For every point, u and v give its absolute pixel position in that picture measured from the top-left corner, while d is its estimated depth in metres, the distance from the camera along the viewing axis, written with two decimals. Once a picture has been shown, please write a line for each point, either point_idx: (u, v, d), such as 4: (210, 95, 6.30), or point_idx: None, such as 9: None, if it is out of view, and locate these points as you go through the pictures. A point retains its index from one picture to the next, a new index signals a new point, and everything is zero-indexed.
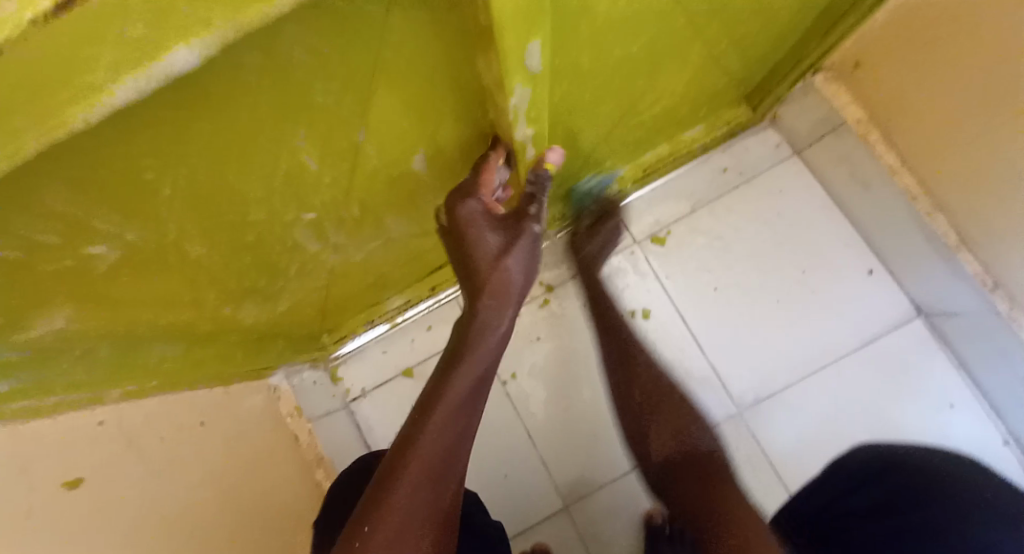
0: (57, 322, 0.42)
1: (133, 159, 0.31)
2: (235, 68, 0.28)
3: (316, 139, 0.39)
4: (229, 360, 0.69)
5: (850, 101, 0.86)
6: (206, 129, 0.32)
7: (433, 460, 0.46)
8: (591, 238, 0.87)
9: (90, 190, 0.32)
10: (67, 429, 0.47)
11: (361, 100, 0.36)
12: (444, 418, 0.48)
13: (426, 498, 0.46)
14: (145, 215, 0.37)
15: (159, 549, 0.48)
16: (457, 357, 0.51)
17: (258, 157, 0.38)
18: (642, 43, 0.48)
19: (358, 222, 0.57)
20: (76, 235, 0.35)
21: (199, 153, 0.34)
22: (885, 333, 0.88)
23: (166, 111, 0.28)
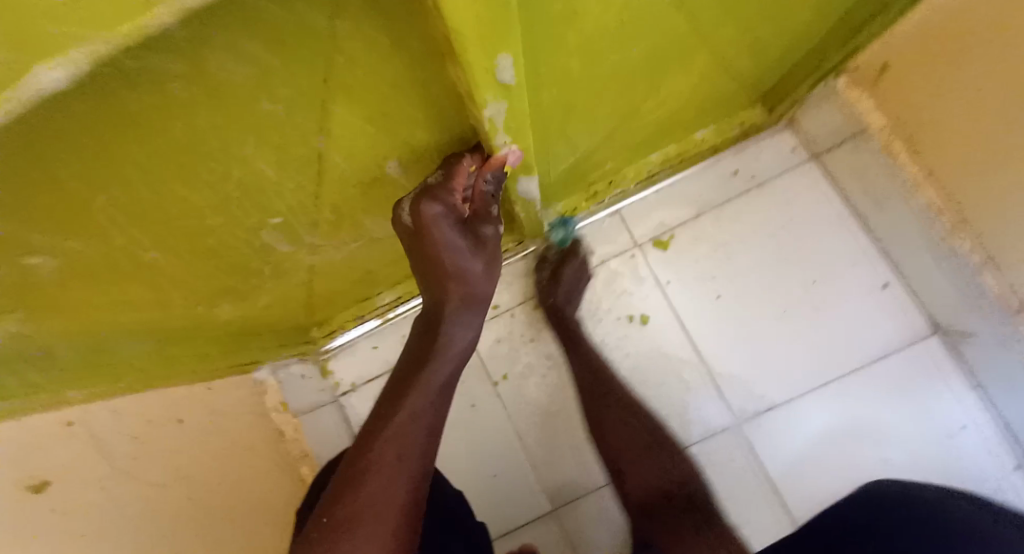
0: (7, 327, 0.40)
1: (52, 175, 0.28)
2: (158, 82, 0.25)
3: (268, 149, 0.36)
4: (208, 357, 0.74)
5: (874, 107, 0.78)
6: (134, 140, 0.29)
7: (401, 446, 0.49)
8: (558, 281, 0.92)
9: (13, 207, 0.29)
10: (35, 431, 0.49)
11: (317, 112, 0.34)
12: (410, 405, 0.52)
13: (393, 488, 0.47)
14: (84, 225, 0.35)
15: (137, 538, 0.54)
16: (423, 356, 0.56)
17: (204, 167, 0.35)
18: (641, 46, 0.48)
19: (330, 223, 0.56)
20: (10, 247, 0.32)
21: (134, 165, 0.31)
22: (896, 350, 0.90)
23: (86, 127, 0.26)
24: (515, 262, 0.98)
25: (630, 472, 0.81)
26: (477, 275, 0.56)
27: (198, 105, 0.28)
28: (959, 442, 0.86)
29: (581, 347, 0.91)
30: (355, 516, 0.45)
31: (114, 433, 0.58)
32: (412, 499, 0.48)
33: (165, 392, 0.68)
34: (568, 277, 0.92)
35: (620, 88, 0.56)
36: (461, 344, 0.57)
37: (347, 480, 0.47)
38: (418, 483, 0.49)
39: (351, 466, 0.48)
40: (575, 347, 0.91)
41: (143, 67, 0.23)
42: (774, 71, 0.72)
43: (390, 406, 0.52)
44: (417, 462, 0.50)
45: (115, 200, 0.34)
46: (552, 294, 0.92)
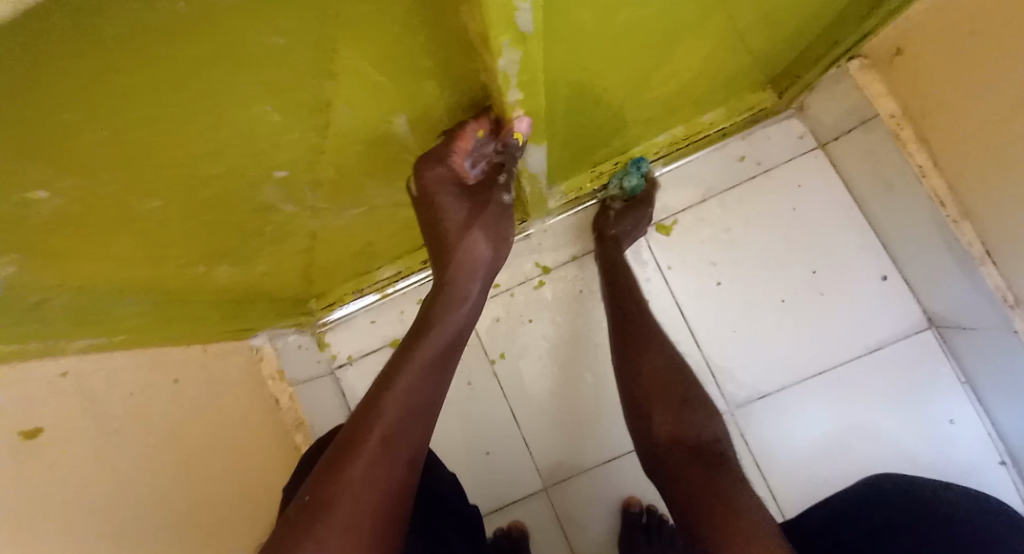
0: (8, 269, 0.40)
1: (54, 98, 0.28)
2: None
3: (274, 87, 0.36)
4: (208, 319, 0.74)
5: (886, 94, 0.77)
6: (138, 67, 0.28)
7: (396, 419, 0.50)
8: (617, 219, 0.91)
9: (14, 134, 0.29)
10: (24, 378, 0.50)
11: (324, 47, 0.33)
12: (407, 381, 0.52)
13: (384, 461, 0.47)
14: (83, 160, 0.34)
15: (122, 495, 0.54)
16: (421, 331, 0.56)
17: (207, 103, 0.34)
18: (653, 11, 0.48)
19: (334, 184, 0.56)
20: (9, 177, 0.32)
21: (137, 97, 0.31)
22: (892, 341, 0.90)
23: (90, 46, 0.25)
24: (549, 227, 0.98)
25: (657, 409, 0.72)
26: (476, 242, 0.58)
27: (194, 29, 0.27)
28: (951, 436, 0.86)
29: (622, 285, 0.87)
30: (337, 499, 0.44)
31: (104, 388, 0.58)
32: (402, 473, 0.48)
33: (162, 351, 0.68)
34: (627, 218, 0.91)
35: (631, 56, 0.56)
36: (455, 322, 0.57)
37: (331, 461, 0.47)
38: (399, 471, 0.48)
39: (338, 448, 0.48)
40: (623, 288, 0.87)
41: None
42: (782, 49, 0.73)
43: (387, 379, 0.52)
44: (402, 448, 0.49)
45: (94, 138, 0.33)
46: (610, 228, 0.91)
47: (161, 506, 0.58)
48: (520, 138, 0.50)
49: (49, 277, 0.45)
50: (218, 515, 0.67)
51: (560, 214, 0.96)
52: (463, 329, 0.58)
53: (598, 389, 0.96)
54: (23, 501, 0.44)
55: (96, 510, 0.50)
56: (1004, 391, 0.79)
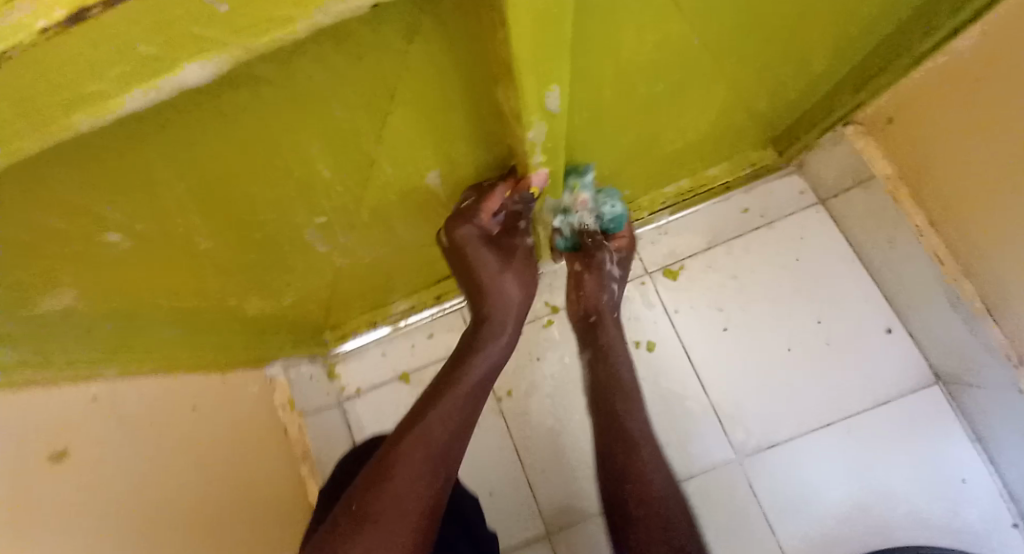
0: (65, 299, 0.42)
1: (147, 159, 0.32)
2: (253, 81, 0.28)
3: (330, 151, 0.39)
4: (229, 348, 0.76)
5: (882, 158, 0.81)
6: (222, 135, 0.33)
7: (436, 440, 0.52)
8: (584, 281, 0.78)
9: (107, 186, 0.33)
10: (61, 403, 0.51)
11: (378, 119, 0.37)
12: (447, 406, 0.55)
13: (421, 478, 0.49)
14: (154, 208, 0.38)
15: (140, 522, 0.55)
16: (462, 360, 0.60)
17: (271, 165, 0.39)
18: (666, 81, 0.53)
19: (364, 226, 0.59)
20: (88, 220, 0.35)
21: (215, 160, 0.35)
22: (899, 396, 0.91)
23: (189, 120, 0.30)
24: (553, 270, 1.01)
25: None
26: (507, 284, 0.62)
27: (275, 109, 0.32)
28: (962, 495, 0.86)
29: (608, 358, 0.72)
30: (375, 508, 0.46)
31: (135, 413, 0.60)
32: (436, 492, 0.50)
33: (186, 379, 0.71)
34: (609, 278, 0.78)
35: (644, 118, 0.60)
36: (489, 356, 0.60)
37: (371, 474, 0.49)
38: (434, 488, 0.50)
39: (377, 463, 0.50)
40: (616, 402, 0.67)
41: (249, 70, 0.27)
42: (782, 113, 0.78)
43: (429, 403, 0.55)
44: (437, 468, 0.51)
45: (162, 189, 0.36)
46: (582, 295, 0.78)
47: (178, 533, 0.59)
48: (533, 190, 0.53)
49: (98, 308, 0.47)
50: (229, 546, 0.67)
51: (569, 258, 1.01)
52: (498, 365, 0.61)
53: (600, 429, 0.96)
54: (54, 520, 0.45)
55: (118, 533, 0.52)
56: (1015, 453, 0.80)
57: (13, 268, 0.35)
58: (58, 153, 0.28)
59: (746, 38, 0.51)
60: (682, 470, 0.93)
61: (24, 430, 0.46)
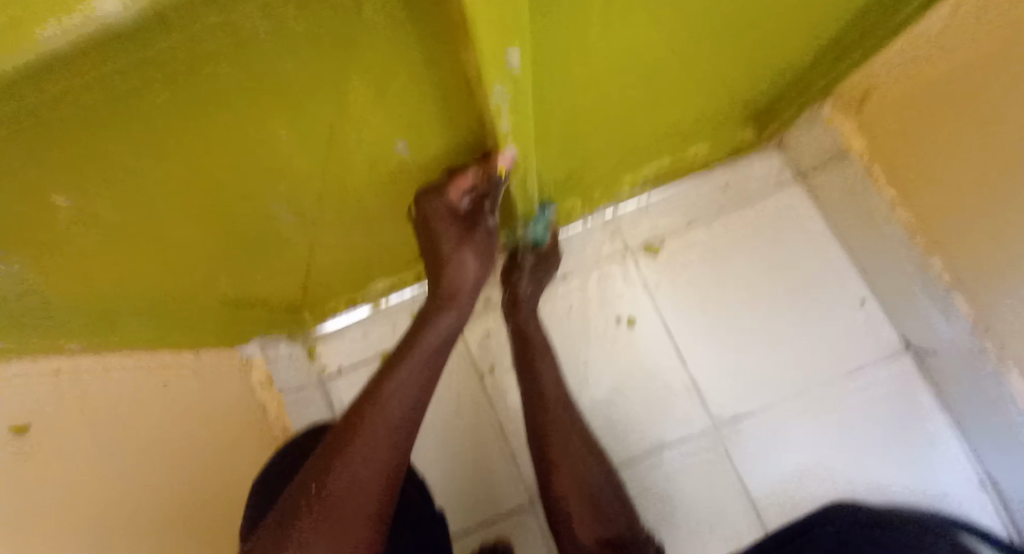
0: (17, 270, 0.42)
1: (90, 126, 0.31)
2: (198, 45, 0.27)
3: (285, 112, 0.38)
4: (201, 326, 0.75)
5: (857, 132, 0.82)
6: (170, 97, 0.31)
7: (389, 417, 0.56)
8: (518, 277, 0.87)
9: (51, 153, 0.31)
10: (22, 373, 0.51)
11: (335, 78, 0.36)
12: (399, 382, 0.58)
13: (375, 457, 0.55)
14: (105, 174, 0.37)
15: (99, 501, 0.54)
16: (415, 334, 0.62)
17: (225, 128, 0.37)
18: (641, 52, 0.52)
19: (334, 198, 0.58)
20: (35, 188, 0.34)
21: (164, 124, 0.34)
22: (872, 363, 0.93)
23: (132, 84, 0.28)
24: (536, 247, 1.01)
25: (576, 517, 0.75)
26: (465, 264, 0.63)
27: (223, 69, 0.30)
28: (929, 460, 0.89)
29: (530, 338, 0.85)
30: (332, 487, 0.52)
31: (93, 390, 0.59)
32: (388, 469, 0.55)
33: (154, 355, 0.69)
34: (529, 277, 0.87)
35: (618, 90, 0.59)
36: (444, 325, 0.63)
37: (328, 452, 0.54)
38: (390, 462, 0.55)
39: (334, 439, 0.55)
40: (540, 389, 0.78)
41: (192, 31, 0.25)
42: (763, 90, 0.77)
43: (383, 377, 0.59)
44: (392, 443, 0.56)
45: (106, 154, 0.34)
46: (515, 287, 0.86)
47: (147, 514, 0.59)
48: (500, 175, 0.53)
49: (56, 280, 0.47)
50: (201, 526, 0.67)
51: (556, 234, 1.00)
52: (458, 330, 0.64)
53: (591, 400, 0.97)
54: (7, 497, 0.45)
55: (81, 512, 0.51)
56: (985, 427, 0.83)
57: None
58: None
59: (719, 9, 0.50)
60: (659, 442, 0.95)
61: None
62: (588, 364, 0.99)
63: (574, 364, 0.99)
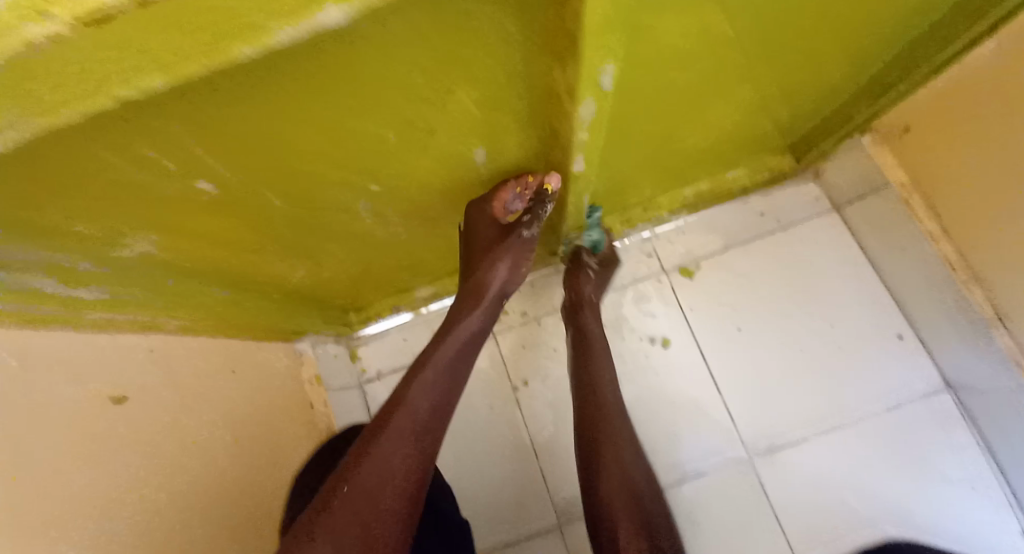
0: (144, 246, 0.48)
1: (254, 113, 0.37)
2: (358, 46, 0.33)
3: (397, 117, 0.43)
4: (269, 320, 0.81)
5: (895, 165, 0.84)
6: (321, 95, 0.37)
7: (414, 417, 0.57)
8: (584, 280, 0.90)
9: (216, 134, 0.38)
10: (123, 346, 0.56)
11: (446, 88, 0.41)
12: (423, 383, 0.59)
13: (403, 454, 0.54)
14: (244, 162, 0.43)
15: (180, 463, 0.58)
16: (439, 339, 0.64)
17: (347, 130, 0.43)
18: (702, 75, 0.57)
19: (409, 201, 0.64)
20: (189, 167, 0.40)
21: (308, 120, 0.40)
22: (910, 400, 0.94)
23: (301, 76, 0.34)
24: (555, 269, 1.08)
25: None
26: (499, 271, 0.66)
27: (366, 72, 0.36)
28: (967, 500, 0.88)
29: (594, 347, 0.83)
30: (359, 482, 0.51)
31: (179, 363, 0.64)
32: (415, 469, 0.55)
33: (227, 342, 0.75)
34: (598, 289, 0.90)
35: (675, 113, 0.64)
36: (470, 325, 0.65)
37: (350, 462, 0.53)
38: (417, 465, 0.55)
39: (359, 447, 0.55)
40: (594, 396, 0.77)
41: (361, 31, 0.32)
42: (802, 118, 0.80)
43: (408, 380, 0.60)
44: (415, 443, 0.56)
45: (245, 144, 0.40)
46: (578, 290, 0.88)
47: (214, 490, 0.63)
48: (550, 190, 0.63)
49: (171, 259, 0.52)
50: (261, 509, 0.71)
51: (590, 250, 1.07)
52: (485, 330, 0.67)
53: None
54: (98, 458, 0.48)
55: (161, 471, 0.54)
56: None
57: (115, 197, 0.40)
58: (199, 100, 0.33)
59: (777, 38, 0.54)
60: (692, 465, 0.96)
61: (87, 368, 0.51)
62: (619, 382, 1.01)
63: None
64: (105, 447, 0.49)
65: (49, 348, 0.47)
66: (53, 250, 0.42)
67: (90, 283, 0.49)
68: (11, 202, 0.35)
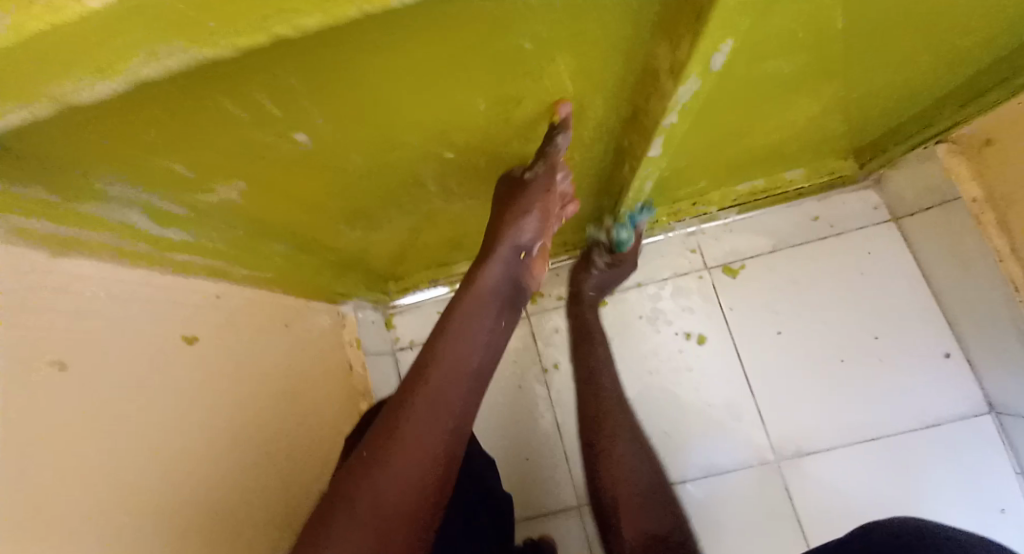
0: (231, 192, 0.48)
1: (364, 66, 0.37)
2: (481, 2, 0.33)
3: (495, 81, 0.43)
4: (320, 281, 0.82)
5: (971, 179, 0.82)
6: (435, 52, 0.37)
7: (432, 408, 0.46)
8: (586, 272, 0.98)
9: (324, 83, 0.38)
10: (196, 292, 0.58)
11: (549, 56, 0.41)
12: (444, 366, 0.48)
13: (418, 452, 0.44)
14: (343, 117, 0.43)
15: (235, 409, 0.60)
16: (456, 308, 0.53)
17: (445, 92, 0.43)
18: (793, 64, 0.55)
19: (476, 172, 0.64)
20: (292, 116, 0.40)
21: (411, 78, 0.40)
22: (950, 420, 0.92)
23: (420, 29, 0.34)
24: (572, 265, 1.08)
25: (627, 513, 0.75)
26: (525, 222, 0.58)
27: (481, 31, 0.36)
28: (1000, 527, 0.86)
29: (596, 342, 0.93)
30: (367, 483, 0.43)
31: (235, 308, 0.65)
32: (434, 470, 0.45)
33: (281, 298, 0.76)
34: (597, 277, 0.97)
35: (754, 103, 0.63)
36: (492, 277, 0.56)
37: (365, 460, 0.44)
38: (428, 470, 0.44)
39: (375, 435, 0.45)
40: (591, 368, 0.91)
41: None
42: (872, 120, 0.78)
43: (424, 360, 0.49)
44: (444, 415, 0.46)
45: (343, 105, 0.41)
46: (578, 283, 0.98)
47: (262, 438, 0.64)
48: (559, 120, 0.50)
49: (253, 209, 0.53)
50: (302, 460, 0.73)
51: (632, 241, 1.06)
52: (515, 283, 0.57)
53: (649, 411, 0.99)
54: (167, 395, 0.50)
55: (211, 417, 0.55)
56: None
57: (217, 141, 0.40)
58: (320, 46, 0.33)
59: (878, 34, 0.52)
60: (718, 463, 0.96)
61: (158, 309, 0.52)
62: (653, 374, 1.01)
63: (635, 372, 1.01)
64: (168, 386, 0.50)
65: (127, 283, 0.49)
66: (149, 187, 0.42)
67: (184, 226, 0.49)
68: (116, 132, 0.35)
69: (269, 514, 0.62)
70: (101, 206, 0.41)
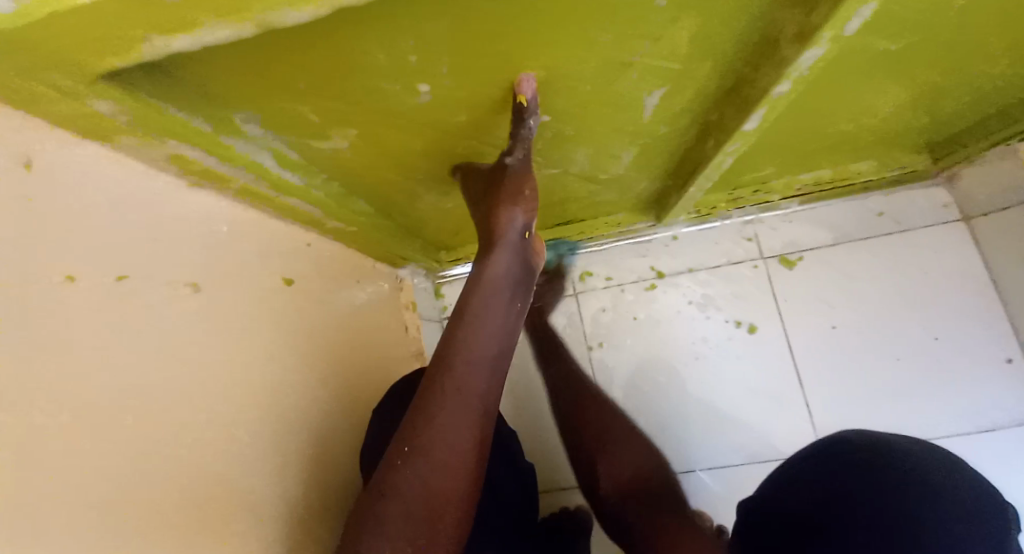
0: (341, 143, 0.50)
1: (500, 19, 0.36)
2: None
3: (615, 39, 0.42)
4: (389, 244, 0.84)
5: None
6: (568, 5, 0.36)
7: (465, 394, 0.48)
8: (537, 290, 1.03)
9: (459, 37, 0.38)
10: (286, 240, 0.61)
11: (674, 17, 0.40)
12: (474, 356, 0.50)
13: (455, 437, 0.47)
14: (469, 72, 0.43)
15: (309, 354, 0.62)
16: (469, 300, 0.53)
17: (564, 50, 0.42)
18: (906, 45, 0.53)
19: (561, 142, 0.63)
20: (422, 68, 0.41)
21: (538, 34, 0.39)
22: (1006, 426, 0.90)
23: None
24: (631, 244, 1.08)
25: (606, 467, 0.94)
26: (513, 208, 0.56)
27: None
28: None
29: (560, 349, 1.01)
30: (409, 471, 0.45)
31: (316, 258, 0.67)
32: (470, 451, 0.48)
33: (352, 255, 0.78)
34: (536, 291, 1.02)
35: (851, 84, 0.61)
36: (500, 267, 0.55)
37: (398, 462, 0.46)
38: (467, 451, 0.47)
39: (410, 427, 0.47)
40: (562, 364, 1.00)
41: None
42: (958, 114, 0.76)
43: (450, 352, 0.50)
44: (471, 408, 0.48)
45: (474, 56, 0.41)
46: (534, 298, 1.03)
47: (332, 386, 0.67)
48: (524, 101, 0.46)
49: (356, 161, 0.55)
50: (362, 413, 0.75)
51: (689, 225, 1.06)
52: (522, 266, 0.57)
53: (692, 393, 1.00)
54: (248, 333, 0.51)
55: (287, 361, 0.57)
56: None
57: (344, 88, 0.42)
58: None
59: (1002, 19, 0.50)
60: (761, 451, 0.96)
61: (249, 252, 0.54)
62: (700, 358, 1.01)
63: (680, 355, 1.02)
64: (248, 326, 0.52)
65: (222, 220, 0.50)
66: (278, 133, 0.46)
67: (298, 169, 0.52)
68: (263, 72, 0.38)
69: (334, 457, 0.65)
70: (238, 140, 0.45)
